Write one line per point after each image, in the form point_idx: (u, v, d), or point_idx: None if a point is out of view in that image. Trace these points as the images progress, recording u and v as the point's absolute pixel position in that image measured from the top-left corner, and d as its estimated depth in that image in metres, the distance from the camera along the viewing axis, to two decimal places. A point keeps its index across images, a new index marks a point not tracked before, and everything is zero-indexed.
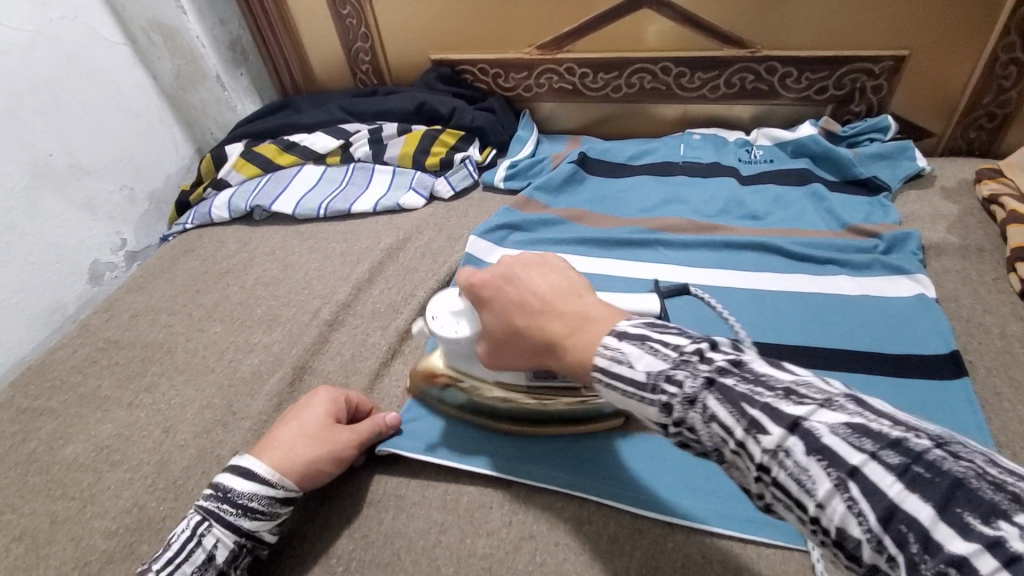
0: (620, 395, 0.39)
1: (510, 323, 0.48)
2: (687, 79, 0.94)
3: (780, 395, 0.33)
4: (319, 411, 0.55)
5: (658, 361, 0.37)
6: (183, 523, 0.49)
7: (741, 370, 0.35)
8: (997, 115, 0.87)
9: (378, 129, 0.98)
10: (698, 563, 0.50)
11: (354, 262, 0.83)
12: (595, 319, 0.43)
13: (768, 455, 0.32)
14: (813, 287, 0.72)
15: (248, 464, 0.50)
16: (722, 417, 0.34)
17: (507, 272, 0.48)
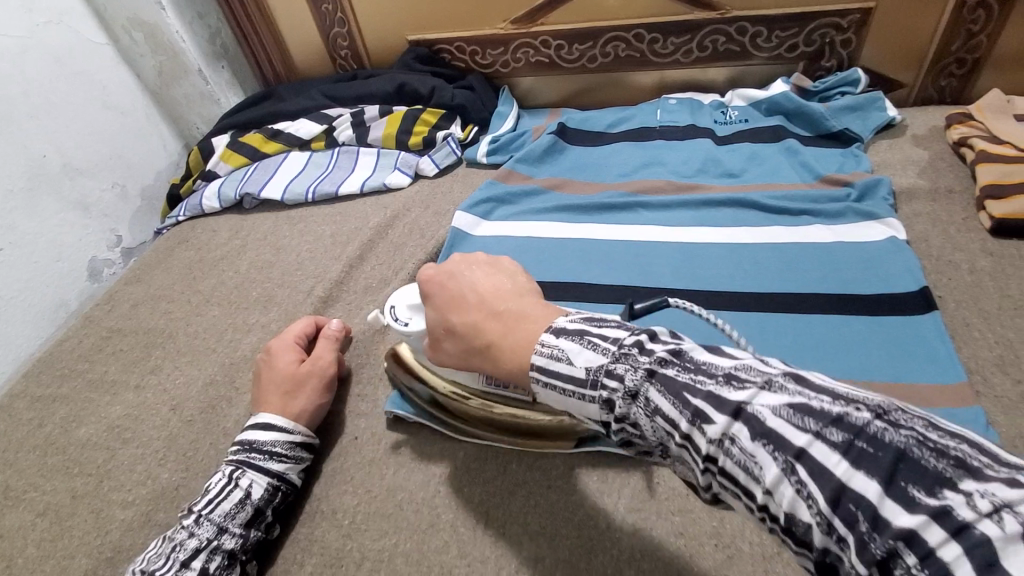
0: (559, 395, 0.40)
1: (444, 318, 0.49)
2: (660, 45, 0.96)
3: (721, 382, 0.34)
4: (282, 360, 0.62)
5: (598, 357, 0.39)
6: (216, 475, 0.54)
7: (682, 360, 0.36)
8: (967, 61, 0.88)
9: (360, 113, 1.00)
10: (683, 495, 0.53)
11: (343, 242, 0.86)
12: (536, 321, 0.45)
13: (715, 445, 0.32)
14: (788, 238, 0.75)
15: (267, 420, 0.57)
16: (666, 409, 0.35)
17: (450, 269, 0.51)
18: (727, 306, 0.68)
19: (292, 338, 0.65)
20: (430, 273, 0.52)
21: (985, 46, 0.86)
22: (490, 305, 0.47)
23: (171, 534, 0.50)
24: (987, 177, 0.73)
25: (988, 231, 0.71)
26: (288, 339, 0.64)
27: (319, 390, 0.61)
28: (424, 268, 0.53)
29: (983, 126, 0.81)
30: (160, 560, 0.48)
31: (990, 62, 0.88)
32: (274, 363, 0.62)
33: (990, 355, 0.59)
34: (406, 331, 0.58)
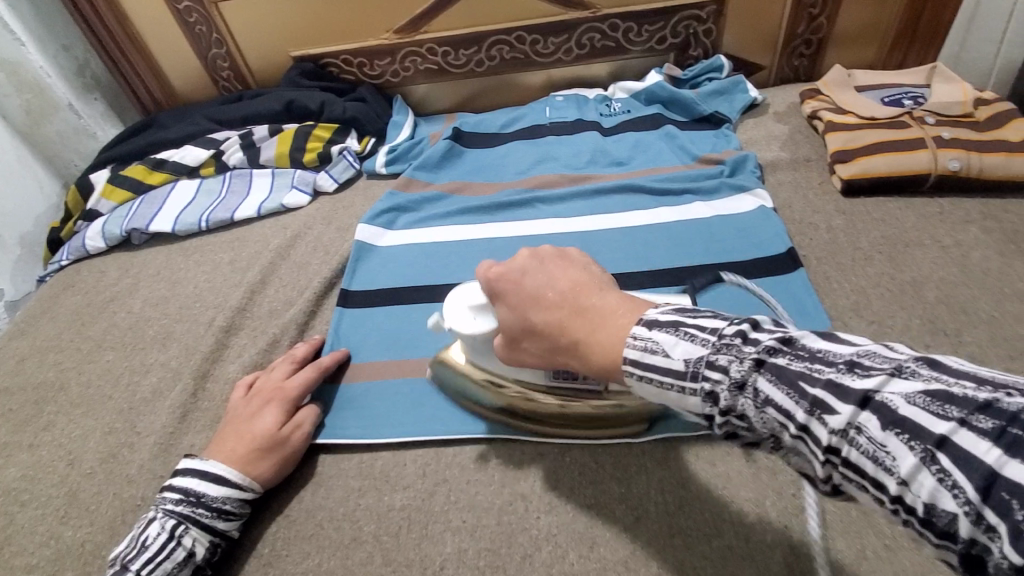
0: (655, 387, 0.39)
1: (521, 316, 0.48)
2: (541, 46, 1.00)
3: (843, 370, 0.32)
4: (248, 405, 0.59)
5: (697, 348, 0.38)
6: (152, 526, 0.50)
7: (793, 348, 0.35)
8: (813, 41, 0.98)
9: (249, 134, 0.97)
10: (593, 468, 0.56)
11: (243, 268, 0.84)
12: (618, 311, 0.43)
13: (837, 435, 0.31)
14: (672, 216, 0.80)
15: (217, 471, 0.53)
16: (778, 399, 0.34)
17: (523, 268, 0.48)
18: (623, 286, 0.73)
19: (272, 379, 0.63)
20: (486, 268, 0.52)
21: (825, 28, 0.96)
22: (563, 297, 0.45)
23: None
24: (835, 144, 0.81)
25: (840, 192, 0.79)
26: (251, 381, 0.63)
27: (277, 438, 0.57)
28: (479, 264, 0.53)
29: (830, 99, 0.89)
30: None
31: (831, 41, 0.98)
32: (240, 407, 0.60)
33: (847, 303, 0.67)
34: (473, 333, 0.54)
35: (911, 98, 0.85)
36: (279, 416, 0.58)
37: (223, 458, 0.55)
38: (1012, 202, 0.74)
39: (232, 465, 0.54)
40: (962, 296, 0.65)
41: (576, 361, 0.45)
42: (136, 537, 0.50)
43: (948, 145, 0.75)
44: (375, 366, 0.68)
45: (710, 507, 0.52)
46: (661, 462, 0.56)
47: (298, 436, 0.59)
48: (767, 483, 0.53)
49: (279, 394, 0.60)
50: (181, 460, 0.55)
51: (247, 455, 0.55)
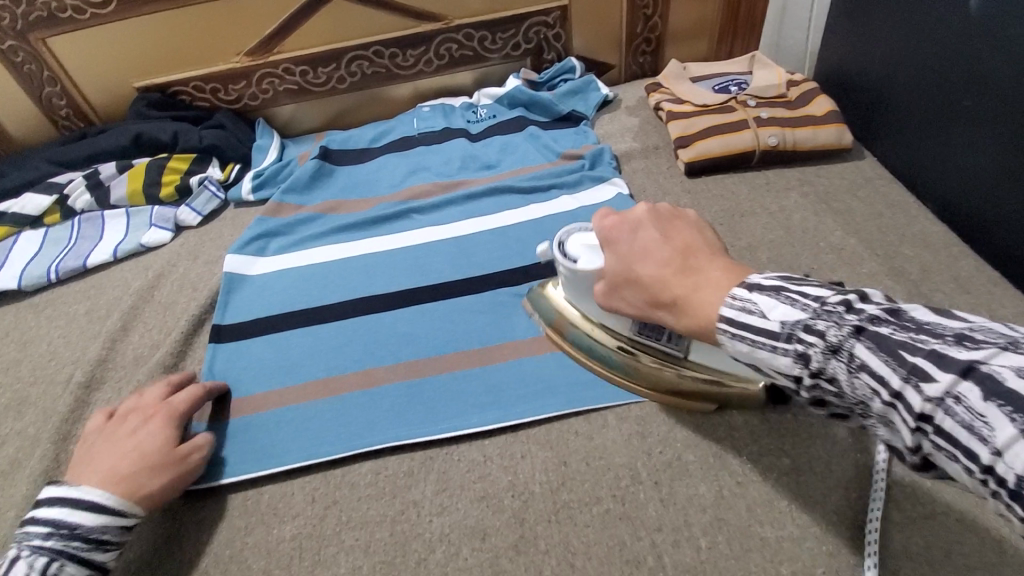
0: (748, 347, 0.39)
1: (628, 267, 0.50)
2: (401, 59, 1.01)
3: (950, 342, 0.31)
4: (132, 419, 0.57)
5: (795, 311, 0.37)
6: (17, 565, 0.46)
7: (899, 320, 0.34)
8: (652, 39, 1.07)
9: (94, 174, 0.91)
10: (481, 462, 0.59)
11: (103, 317, 0.78)
12: (718, 275, 0.43)
13: (932, 403, 0.30)
14: (542, 212, 0.84)
15: (91, 498, 0.49)
16: (874, 365, 0.33)
17: (639, 222, 0.50)
18: (500, 282, 0.76)
19: (155, 398, 0.60)
20: (603, 219, 0.55)
21: (660, 26, 1.05)
22: (673, 253, 0.47)
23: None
24: (676, 131, 0.89)
25: (686, 174, 0.87)
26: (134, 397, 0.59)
27: (160, 455, 0.54)
28: (597, 216, 0.56)
29: (670, 90, 0.98)
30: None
31: (667, 38, 1.07)
32: (126, 423, 0.56)
33: None
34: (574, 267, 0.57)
35: (736, 84, 0.96)
36: (167, 434, 0.56)
37: (97, 477, 0.51)
38: (823, 168, 0.85)
39: (107, 485, 0.51)
40: (788, 254, 0.74)
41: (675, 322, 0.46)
42: None
43: (766, 124, 0.85)
44: (256, 398, 0.66)
45: (591, 478, 0.56)
46: (543, 444, 0.59)
47: (195, 454, 0.56)
48: (638, 446, 0.58)
49: (164, 408, 0.58)
50: (46, 489, 0.51)
51: (131, 472, 0.52)
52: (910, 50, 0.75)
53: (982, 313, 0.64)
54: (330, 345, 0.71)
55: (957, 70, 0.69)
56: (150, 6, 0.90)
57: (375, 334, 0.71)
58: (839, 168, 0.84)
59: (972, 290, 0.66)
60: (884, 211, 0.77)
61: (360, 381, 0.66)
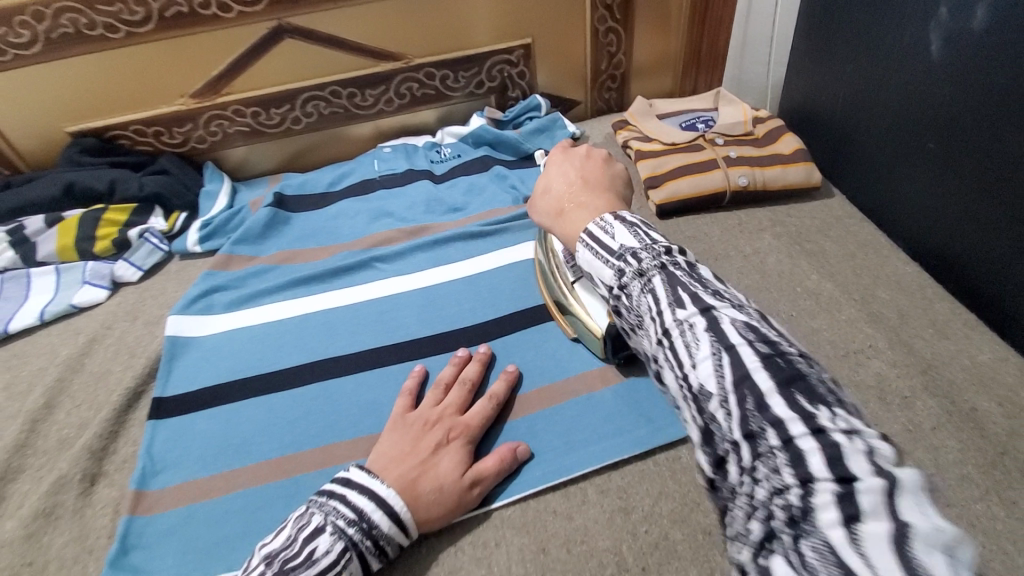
0: (591, 258, 0.43)
1: (542, 183, 0.54)
2: (359, 98, 0.97)
3: (710, 293, 0.37)
4: (429, 433, 0.55)
5: (634, 241, 0.42)
6: (320, 539, 0.46)
7: (693, 271, 0.39)
8: (617, 76, 1.06)
9: (19, 229, 0.82)
10: (451, 551, 0.53)
11: (24, 392, 0.70)
12: (600, 206, 0.49)
13: (677, 324, 0.36)
14: (511, 258, 0.80)
15: (394, 506, 0.49)
16: (660, 292, 0.37)
17: (570, 153, 0.55)
18: (471, 337, 0.71)
19: (452, 410, 0.58)
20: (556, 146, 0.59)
21: (624, 63, 1.05)
22: (583, 175, 0.52)
23: None
24: (645, 170, 0.87)
25: (657, 215, 0.85)
26: (430, 412, 0.57)
27: (457, 488, 0.53)
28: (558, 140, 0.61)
29: (637, 128, 0.96)
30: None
31: (632, 74, 1.06)
32: (420, 436, 0.55)
33: None
34: None
35: (703, 122, 0.95)
36: (462, 459, 0.54)
37: (396, 483, 0.50)
38: (792, 208, 0.84)
39: (406, 499, 0.50)
40: (766, 300, 0.72)
41: (551, 227, 0.52)
42: (300, 547, 0.46)
43: (736, 163, 0.84)
44: (199, 485, 0.59)
45: (573, 564, 0.51)
46: (520, 528, 0.54)
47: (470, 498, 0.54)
48: (621, 525, 0.54)
49: (463, 431, 0.56)
50: (358, 469, 0.51)
51: (423, 492, 0.51)
52: (874, 90, 0.75)
53: (964, 361, 0.63)
54: (284, 418, 0.64)
55: (920, 111, 0.69)
56: (84, 46, 0.83)
57: (336, 402, 0.65)
58: (809, 208, 0.84)
59: (950, 335, 0.65)
60: (855, 252, 0.76)
61: (319, 459, 0.60)
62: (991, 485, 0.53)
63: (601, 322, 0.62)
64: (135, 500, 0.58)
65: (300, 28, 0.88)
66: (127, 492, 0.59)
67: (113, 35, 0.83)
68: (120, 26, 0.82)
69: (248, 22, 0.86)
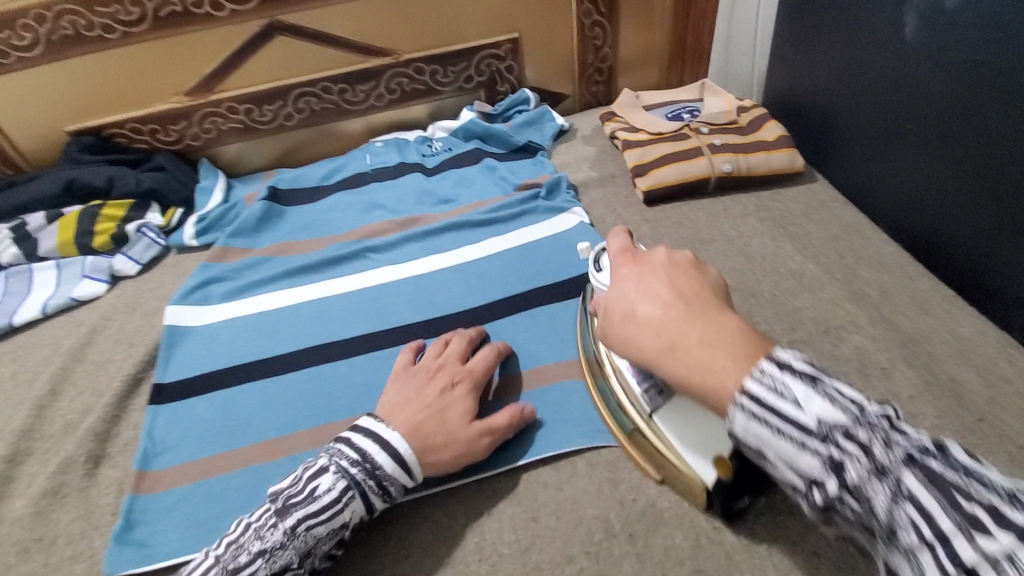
0: (769, 434, 0.35)
1: (626, 303, 0.45)
2: (351, 94, 0.98)
3: (1002, 496, 0.29)
4: (432, 381, 0.57)
5: (832, 409, 0.34)
6: (323, 477, 0.49)
7: (948, 457, 0.31)
8: (603, 69, 1.08)
9: (21, 224, 0.84)
10: (444, 523, 0.55)
11: (28, 381, 0.71)
12: (735, 345, 0.39)
13: (990, 564, 0.27)
14: (501, 246, 0.82)
15: (397, 449, 0.51)
16: (924, 500, 0.30)
17: (653, 267, 0.47)
18: (461, 322, 0.73)
19: (454, 361, 0.60)
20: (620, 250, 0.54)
21: (611, 56, 1.06)
22: (681, 296, 0.44)
23: (258, 532, 0.47)
24: (632, 159, 0.89)
25: (644, 202, 0.86)
26: (433, 365, 0.59)
27: (463, 430, 0.54)
28: (613, 244, 0.56)
29: (624, 119, 0.98)
30: (242, 567, 0.45)
31: (618, 67, 1.08)
32: (424, 385, 0.57)
33: None
34: None
35: (689, 112, 0.97)
36: (465, 403, 0.56)
37: (400, 427, 0.53)
38: (777, 193, 0.86)
39: (411, 440, 0.52)
40: (750, 281, 0.73)
41: (654, 364, 0.42)
42: (306, 484, 0.49)
43: (720, 150, 0.85)
44: (199, 465, 0.61)
45: (562, 534, 0.53)
46: (511, 499, 0.56)
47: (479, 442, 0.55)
48: (609, 495, 0.55)
49: (466, 378, 0.58)
50: (362, 418, 0.54)
51: (429, 433, 0.53)
52: (853, 77, 0.77)
53: (943, 334, 0.64)
54: (282, 400, 0.66)
55: (900, 93, 0.71)
56: (81, 46, 0.85)
57: (331, 385, 0.67)
58: (793, 192, 0.85)
59: (930, 310, 0.67)
60: (839, 233, 0.78)
61: (315, 438, 0.62)
62: (968, 451, 0.54)
63: (705, 476, 0.49)
64: (137, 480, 0.60)
65: (290, 26, 0.90)
66: (129, 473, 0.61)
67: (110, 36, 0.85)
68: (116, 26, 0.84)
69: (241, 20, 0.88)
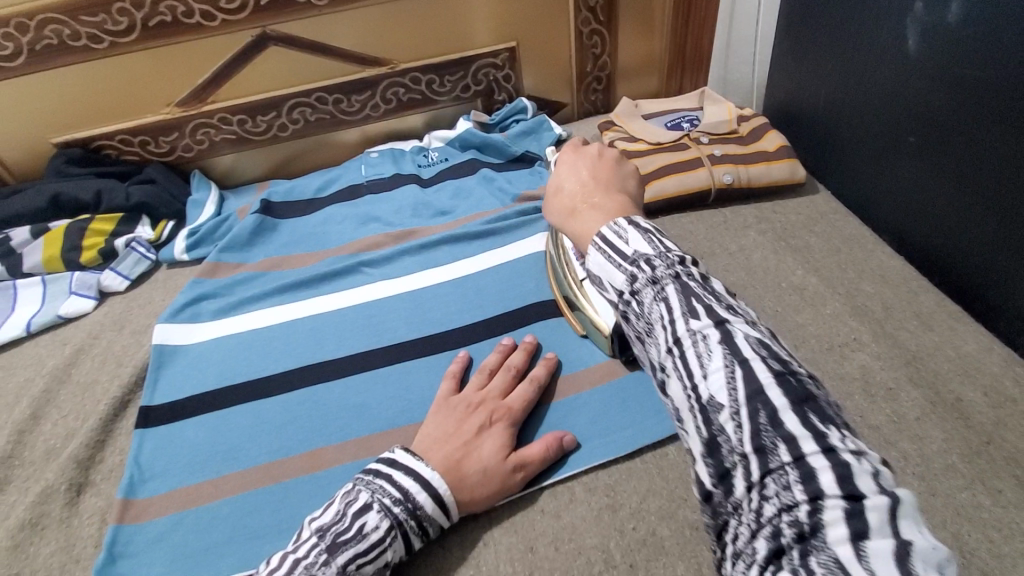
0: (601, 261, 0.41)
1: (556, 183, 0.51)
2: (345, 104, 0.97)
3: (736, 316, 0.35)
4: (471, 417, 0.55)
5: (648, 246, 0.39)
6: (368, 515, 0.47)
7: (707, 285, 0.37)
8: (602, 77, 1.06)
9: (6, 240, 0.82)
10: (438, 554, 0.53)
11: (10, 404, 0.69)
12: (611, 208, 0.46)
13: (693, 352, 0.34)
14: (498, 259, 0.80)
15: (438, 489, 0.50)
16: (683, 312, 0.36)
17: (585, 156, 0.53)
18: (457, 339, 0.71)
19: (494, 395, 0.58)
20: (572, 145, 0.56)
21: (609, 65, 1.05)
22: (597, 179, 0.50)
23: (308, 571, 0.44)
24: None
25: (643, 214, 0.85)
26: (473, 398, 0.57)
27: (501, 471, 0.53)
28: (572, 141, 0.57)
29: (623, 128, 0.96)
30: None
31: (617, 76, 1.07)
32: (464, 419, 0.55)
33: None
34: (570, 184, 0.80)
35: (689, 121, 0.95)
36: (505, 443, 0.54)
37: (438, 465, 0.51)
38: (778, 204, 0.84)
39: (448, 482, 0.51)
40: (751, 295, 0.72)
41: (562, 227, 0.49)
42: (350, 522, 0.47)
43: (720, 161, 0.84)
44: (186, 492, 0.59)
45: (560, 563, 0.51)
46: (508, 526, 0.54)
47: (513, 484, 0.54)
48: (609, 523, 0.53)
49: (506, 414, 0.56)
50: (400, 451, 0.52)
51: (468, 475, 0.52)
52: (855, 87, 0.76)
53: (949, 352, 0.63)
54: (272, 423, 0.64)
55: (903, 106, 0.69)
56: (67, 56, 0.83)
57: (324, 406, 0.65)
58: (794, 203, 0.84)
59: (936, 327, 0.65)
60: (841, 246, 0.76)
61: (306, 463, 0.60)
62: (976, 475, 0.53)
63: (612, 323, 0.63)
64: (121, 509, 0.58)
65: (284, 36, 0.88)
66: (113, 502, 0.59)
67: (97, 45, 0.83)
68: (104, 36, 0.83)
69: (233, 30, 0.86)
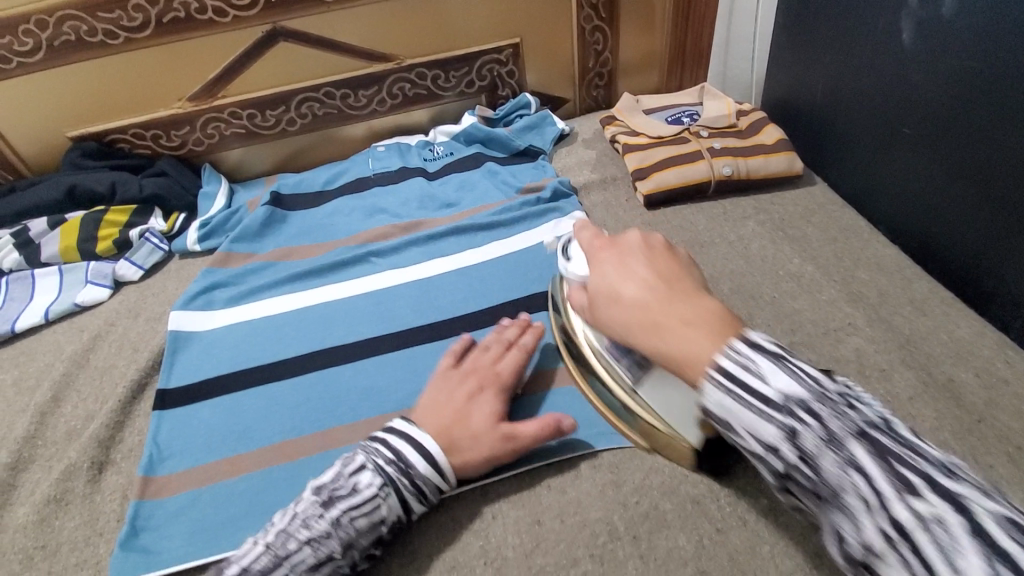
0: (734, 403, 0.38)
1: (612, 287, 0.49)
2: (353, 99, 0.99)
3: (937, 468, 0.33)
4: (461, 386, 0.57)
5: (797, 385, 0.37)
6: (362, 473, 0.50)
7: (888, 432, 0.35)
8: (604, 73, 1.08)
9: (24, 230, 0.85)
10: (449, 527, 0.55)
11: (31, 388, 0.72)
12: (702, 321, 0.43)
13: (916, 519, 0.31)
14: (503, 250, 0.83)
15: (430, 450, 0.52)
16: (869, 469, 0.33)
17: (630, 249, 0.52)
18: (464, 325, 0.73)
19: (484, 365, 0.60)
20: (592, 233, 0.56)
21: (611, 61, 1.07)
22: (663, 279, 0.48)
23: (303, 522, 0.47)
24: (633, 163, 0.89)
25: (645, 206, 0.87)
26: (463, 370, 0.59)
27: (492, 432, 0.54)
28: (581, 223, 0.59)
29: (625, 123, 0.98)
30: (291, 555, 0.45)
31: (618, 72, 1.09)
32: (454, 388, 0.57)
33: None
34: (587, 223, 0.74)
35: (689, 116, 0.97)
36: (493, 406, 0.56)
37: (430, 430, 0.53)
38: (776, 196, 0.86)
39: (440, 445, 0.53)
40: (750, 283, 0.74)
41: (636, 338, 0.46)
42: (344, 479, 0.50)
43: (720, 154, 0.86)
44: (204, 471, 0.61)
45: (566, 536, 0.53)
46: (515, 501, 0.56)
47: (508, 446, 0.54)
48: (613, 498, 0.56)
49: (495, 381, 0.58)
50: (393, 420, 0.54)
51: (458, 437, 0.53)
52: (851, 81, 0.78)
53: (942, 336, 0.65)
54: (286, 405, 0.66)
55: (899, 99, 0.71)
56: (82, 51, 0.85)
57: (335, 389, 0.67)
58: (792, 195, 0.86)
59: (929, 312, 0.68)
60: (838, 236, 0.78)
61: (319, 442, 0.62)
62: (967, 451, 0.55)
63: (691, 438, 0.53)
64: (142, 486, 0.60)
65: (294, 32, 0.91)
66: (134, 479, 0.61)
67: (112, 41, 0.85)
68: (119, 32, 0.85)
69: (244, 27, 0.88)
